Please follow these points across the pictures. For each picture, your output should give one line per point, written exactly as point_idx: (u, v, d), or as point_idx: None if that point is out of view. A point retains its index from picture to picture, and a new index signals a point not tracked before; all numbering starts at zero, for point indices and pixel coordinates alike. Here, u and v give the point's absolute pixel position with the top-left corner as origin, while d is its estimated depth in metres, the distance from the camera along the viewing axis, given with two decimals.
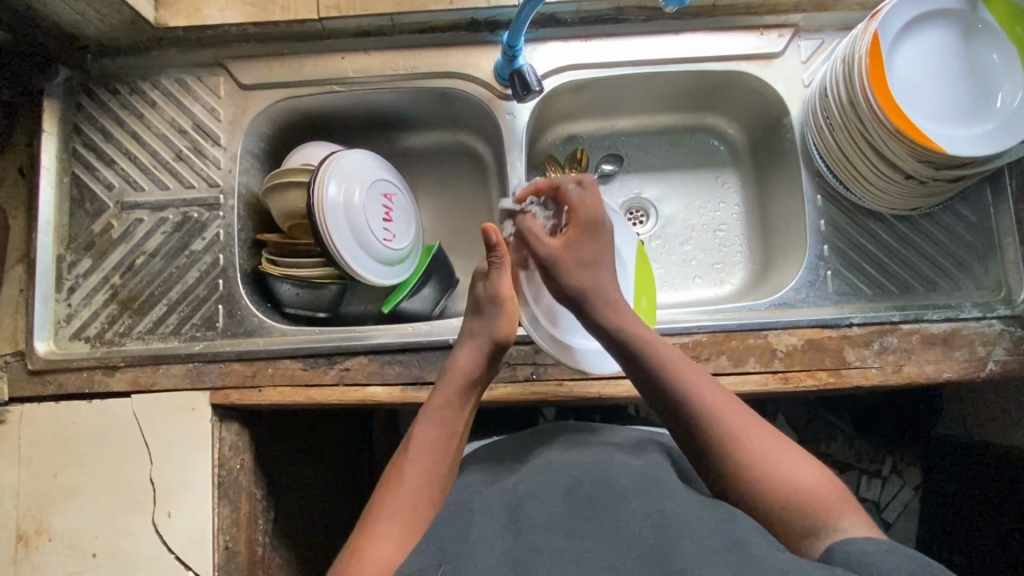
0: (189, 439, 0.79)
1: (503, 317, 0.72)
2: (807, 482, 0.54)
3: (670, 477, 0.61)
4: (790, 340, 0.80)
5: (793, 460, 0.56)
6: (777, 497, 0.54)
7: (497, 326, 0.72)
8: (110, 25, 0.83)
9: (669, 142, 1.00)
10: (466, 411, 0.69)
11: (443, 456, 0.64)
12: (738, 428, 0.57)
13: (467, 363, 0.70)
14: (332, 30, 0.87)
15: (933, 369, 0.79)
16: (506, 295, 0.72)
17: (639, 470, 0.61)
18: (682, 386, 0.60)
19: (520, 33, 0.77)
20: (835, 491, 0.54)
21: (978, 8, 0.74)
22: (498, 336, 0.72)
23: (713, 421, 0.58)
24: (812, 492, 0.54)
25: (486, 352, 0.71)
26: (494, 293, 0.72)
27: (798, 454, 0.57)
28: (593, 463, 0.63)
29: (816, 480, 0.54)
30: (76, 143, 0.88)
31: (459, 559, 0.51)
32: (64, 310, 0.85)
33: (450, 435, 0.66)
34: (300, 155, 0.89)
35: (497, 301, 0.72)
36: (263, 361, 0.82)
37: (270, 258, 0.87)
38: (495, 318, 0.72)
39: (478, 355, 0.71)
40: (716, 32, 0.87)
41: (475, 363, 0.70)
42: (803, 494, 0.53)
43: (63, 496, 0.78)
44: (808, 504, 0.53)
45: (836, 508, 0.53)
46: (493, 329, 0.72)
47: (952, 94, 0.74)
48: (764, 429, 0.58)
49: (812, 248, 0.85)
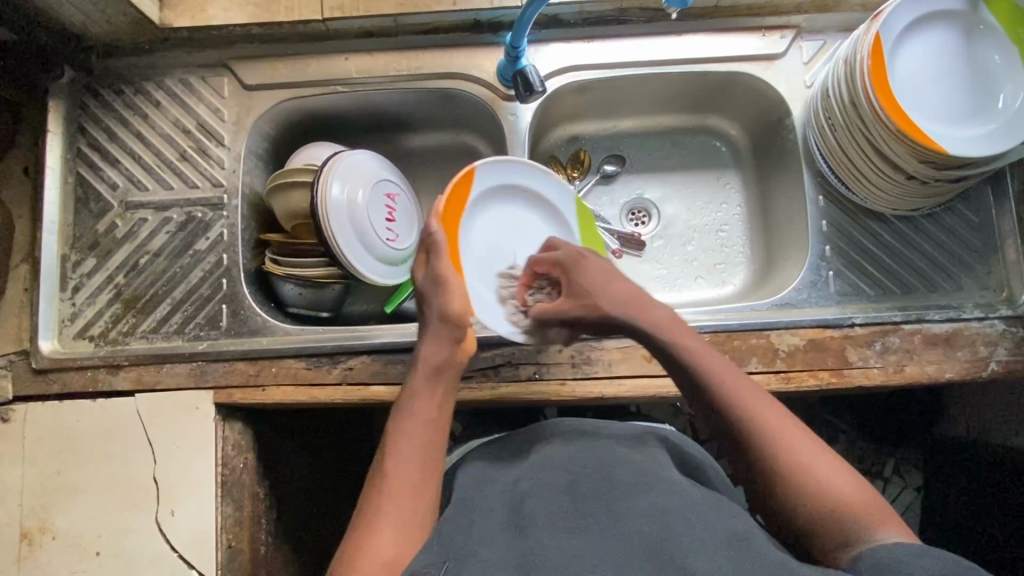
0: (192, 438, 0.79)
1: (448, 293, 0.69)
2: (844, 492, 0.54)
3: (669, 471, 0.61)
4: (792, 341, 0.80)
5: (831, 469, 0.55)
6: (814, 505, 0.54)
7: (446, 303, 0.69)
8: (115, 26, 0.83)
9: (670, 143, 1.01)
10: (440, 395, 0.66)
11: (424, 445, 0.62)
12: (779, 434, 0.57)
13: (431, 351, 0.68)
14: (336, 31, 0.88)
15: (935, 369, 0.79)
16: (447, 271, 0.70)
17: (638, 464, 0.61)
18: (726, 388, 0.60)
19: (523, 34, 0.77)
20: (872, 503, 0.53)
21: (980, 10, 0.74)
22: (451, 311, 0.69)
23: (755, 425, 0.57)
24: (849, 502, 0.53)
25: (448, 334, 0.68)
26: (435, 276, 0.70)
27: (837, 464, 0.56)
28: (596, 457, 0.63)
29: (852, 490, 0.54)
30: (81, 142, 0.88)
31: (463, 555, 0.52)
32: (69, 309, 0.86)
33: (427, 422, 0.64)
34: (304, 155, 0.90)
35: (440, 282, 0.70)
36: (266, 361, 0.82)
37: (273, 257, 0.87)
38: (441, 298, 0.69)
39: (439, 340, 0.68)
40: (718, 33, 0.87)
41: (438, 347, 0.68)
42: (840, 505, 0.53)
43: (67, 494, 0.79)
44: (843, 514, 0.53)
45: (873, 519, 0.52)
46: (442, 307, 0.69)
47: (954, 96, 0.74)
48: (802, 434, 0.58)
49: (814, 248, 0.85)
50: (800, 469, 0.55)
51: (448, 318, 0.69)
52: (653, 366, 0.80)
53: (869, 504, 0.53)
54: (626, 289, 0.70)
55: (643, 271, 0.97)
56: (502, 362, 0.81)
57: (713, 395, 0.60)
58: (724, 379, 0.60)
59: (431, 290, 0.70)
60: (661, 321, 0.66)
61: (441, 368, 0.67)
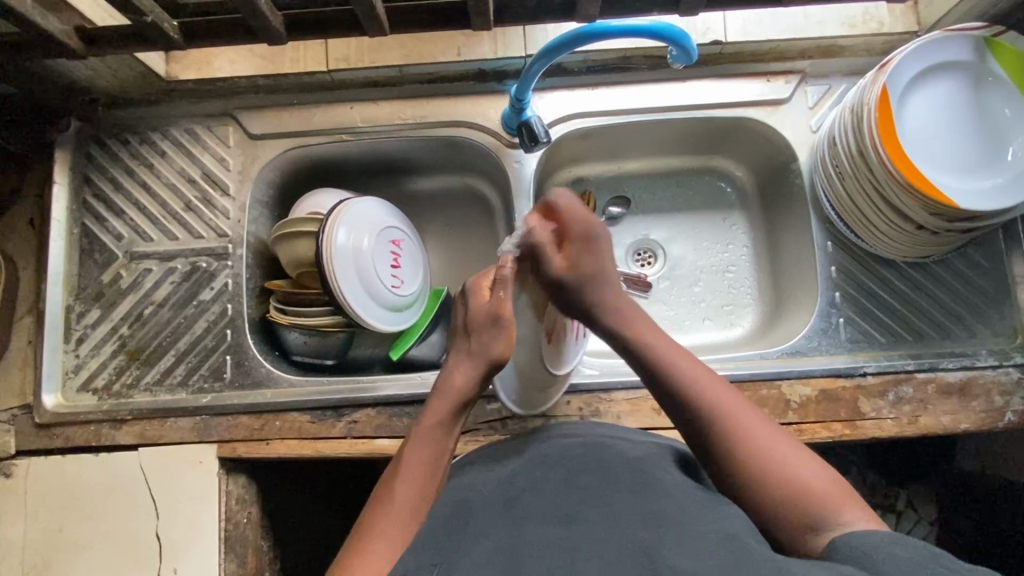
0: (195, 491, 0.78)
1: (504, 338, 0.67)
2: (809, 477, 0.54)
3: (672, 472, 0.57)
4: (803, 391, 0.79)
5: (799, 456, 0.56)
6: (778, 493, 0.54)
7: (495, 344, 0.67)
8: (121, 79, 0.84)
9: (676, 184, 1.00)
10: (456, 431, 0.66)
11: (430, 474, 0.62)
12: (764, 456, 0.56)
13: (464, 381, 0.67)
14: (341, 80, 0.88)
15: (950, 420, 0.77)
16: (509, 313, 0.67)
17: (638, 462, 0.58)
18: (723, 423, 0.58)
19: (528, 86, 0.77)
20: (837, 487, 0.53)
21: (987, 60, 0.73)
22: (496, 356, 0.67)
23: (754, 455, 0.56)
24: (811, 486, 0.53)
25: (486, 373, 0.67)
26: (493, 313, 0.67)
27: (806, 457, 0.56)
28: (592, 451, 0.60)
29: (820, 476, 0.54)
30: (87, 193, 0.88)
31: (453, 560, 0.50)
32: (72, 361, 0.85)
33: (440, 454, 0.64)
34: (309, 203, 0.89)
35: (499, 322, 0.67)
36: (270, 415, 0.81)
37: (278, 306, 0.86)
38: (494, 336, 0.67)
39: (474, 374, 0.67)
40: (723, 78, 0.87)
41: (475, 380, 0.67)
42: (805, 487, 0.53)
43: (71, 551, 0.78)
44: (803, 494, 0.53)
45: (840, 501, 0.52)
46: (490, 346, 0.67)
47: (961, 146, 0.74)
48: (794, 450, 0.56)
49: (824, 294, 0.84)
50: (768, 458, 0.56)
51: (496, 363, 0.67)
52: (662, 418, 0.79)
53: (834, 486, 0.53)
54: (608, 295, 0.68)
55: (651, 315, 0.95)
56: (509, 415, 0.80)
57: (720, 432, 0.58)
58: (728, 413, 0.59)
59: (490, 324, 0.67)
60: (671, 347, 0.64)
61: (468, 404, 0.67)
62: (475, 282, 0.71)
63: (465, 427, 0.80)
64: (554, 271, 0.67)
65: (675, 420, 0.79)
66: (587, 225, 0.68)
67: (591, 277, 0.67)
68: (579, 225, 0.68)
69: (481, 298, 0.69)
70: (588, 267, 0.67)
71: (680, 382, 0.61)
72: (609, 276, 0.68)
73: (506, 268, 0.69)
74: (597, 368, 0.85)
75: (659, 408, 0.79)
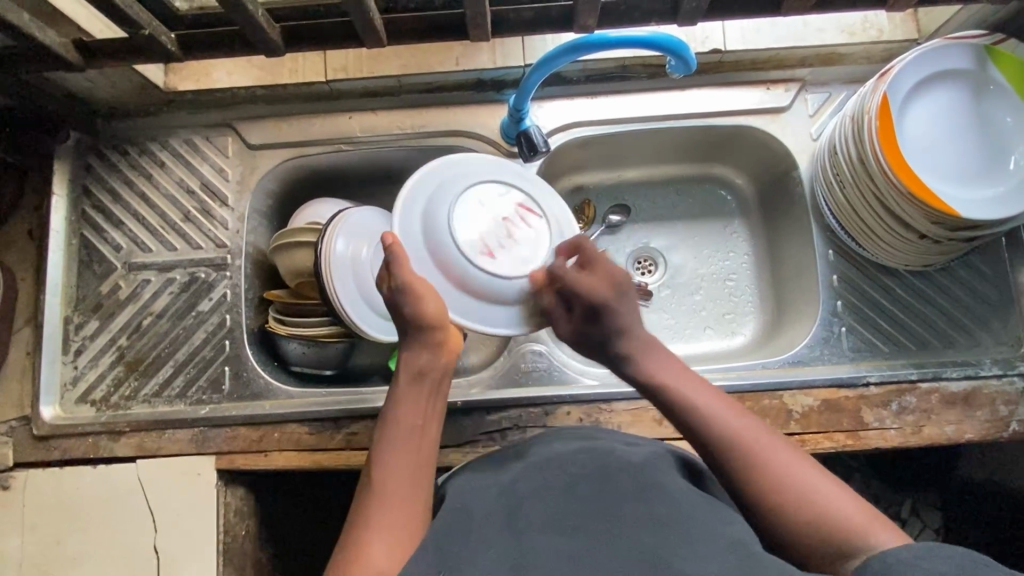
0: (193, 503, 0.78)
1: (416, 299, 0.64)
2: (839, 506, 0.51)
3: (673, 477, 0.56)
4: (806, 401, 0.78)
5: (831, 487, 0.53)
6: (811, 528, 0.51)
7: (416, 310, 0.64)
8: (120, 91, 0.84)
9: (677, 192, 0.99)
10: (425, 401, 0.63)
11: (411, 450, 0.59)
12: (793, 491, 0.53)
13: (412, 357, 0.64)
14: (339, 90, 0.88)
15: (954, 430, 0.77)
16: (414, 279, 0.65)
17: (638, 467, 0.57)
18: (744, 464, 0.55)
19: (527, 97, 0.77)
20: (868, 514, 0.51)
21: (988, 68, 0.73)
22: (423, 317, 0.64)
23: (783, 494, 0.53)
24: (841, 516, 0.51)
25: (425, 337, 0.64)
26: (392, 285, 0.64)
27: (833, 485, 0.53)
28: (594, 455, 0.59)
29: (851, 505, 0.51)
30: (85, 204, 0.88)
31: (460, 564, 0.47)
32: (71, 372, 0.85)
33: (412, 430, 0.60)
34: (308, 214, 0.89)
35: (410, 292, 0.64)
36: (269, 426, 0.81)
37: (277, 316, 0.86)
38: (411, 306, 0.64)
39: (417, 344, 0.64)
40: (722, 87, 0.87)
41: (418, 348, 0.64)
42: (836, 519, 0.51)
43: (69, 564, 0.77)
44: (837, 528, 0.50)
45: (870, 527, 0.50)
46: (413, 314, 0.64)
47: (964, 157, 0.73)
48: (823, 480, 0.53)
49: (826, 303, 0.84)
50: (795, 492, 0.53)
51: (424, 322, 0.64)
52: (663, 429, 0.79)
53: (859, 511, 0.51)
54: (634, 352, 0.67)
55: (651, 322, 0.94)
56: (509, 426, 0.79)
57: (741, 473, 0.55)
58: (746, 453, 0.55)
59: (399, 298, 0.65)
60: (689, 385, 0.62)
61: (422, 373, 0.63)
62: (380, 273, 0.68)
63: (465, 439, 0.79)
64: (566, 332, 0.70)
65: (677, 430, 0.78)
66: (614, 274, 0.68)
67: (612, 335, 0.67)
68: (597, 281, 0.68)
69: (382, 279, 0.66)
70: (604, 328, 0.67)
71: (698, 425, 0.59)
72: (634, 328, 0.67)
73: (392, 248, 0.65)
74: (598, 378, 0.84)
75: (659, 419, 0.79)
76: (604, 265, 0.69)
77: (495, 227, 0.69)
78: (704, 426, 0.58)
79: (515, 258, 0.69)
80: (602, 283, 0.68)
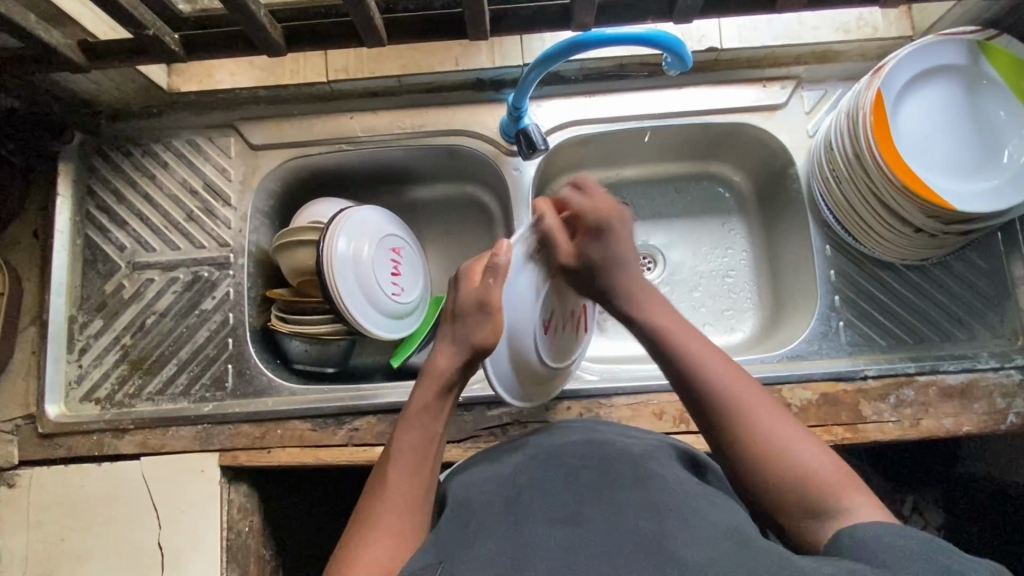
0: (197, 501, 0.79)
1: (490, 325, 0.63)
2: (811, 462, 0.52)
3: (672, 467, 0.57)
4: (804, 395, 0.79)
5: (805, 442, 0.53)
6: (783, 478, 0.52)
7: (480, 332, 0.63)
8: (124, 92, 0.85)
9: (675, 190, 1.00)
10: (445, 416, 0.63)
11: (425, 463, 0.59)
12: (766, 440, 0.53)
13: (445, 364, 0.63)
14: (340, 91, 0.89)
15: (952, 422, 0.77)
16: (497, 303, 0.63)
17: (637, 459, 0.57)
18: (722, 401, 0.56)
19: (525, 95, 0.78)
20: (842, 475, 0.51)
21: (981, 62, 0.74)
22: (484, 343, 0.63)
23: (756, 437, 0.54)
24: (813, 471, 0.51)
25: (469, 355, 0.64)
26: (484, 303, 0.63)
27: (810, 442, 0.54)
28: (594, 449, 0.59)
29: (825, 464, 0.52)
30: (90, 204, 0.89)
31: (460, 555, 0.48)
32: (75, 371, 0.86)
33: (428, 441, 0.60)
34: (310, 212, 0.89)
35: (488, 311, 0.63)
36: (272, 423, 0.82)
37: (279, 314, 0.87)
38: (479, 324, 0.63)
39: (457, 355, 0.64)
40: (719, 85, 0.87)
41: (458, 366, 0.63)
42: (806, 473, 0.51)
43: (74, 561, 0.78)
44: (808, 482, 0.51)
45: (842, 488, 0.50)
46: (475, 334, 0.63)
47: (958, 150, 0.74)
48: (798, 434, 0.54)
49: (823, 298, 0.84)
50: (769, 441, 0.53)
51: (483, 351, 0.63)
52: (663, 423, 0.79)
53: (833, 469, 0.51)
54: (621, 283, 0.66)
55: None
56: (510, 421, 0.80)
57: (716, 410, 0.56)
58: (727, 390, 0.56)
59: (478, 313, 0.63)
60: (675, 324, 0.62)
61: (451, 387, 0.63)
62: (459, 270, 0.67)
63: (466, 434, 0.80)
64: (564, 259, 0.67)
65: (676, 424, 0.79)
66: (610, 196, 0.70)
67: (602, 260, 0.67)
68: (594, 204, 0.69)
69: (472, 284, 0.65)
70: (595, 254, 0.67)
71: (681, 362, 0.59)
72: (625, 262, 0.67)
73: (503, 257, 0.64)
74: (597, 374, 0.85)
75: (659, 413, 0.80)
76: (603, 191, 0.70)
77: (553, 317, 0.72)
78: (689, 364, 0.59)
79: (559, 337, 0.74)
80: (599, 205, 0.69)
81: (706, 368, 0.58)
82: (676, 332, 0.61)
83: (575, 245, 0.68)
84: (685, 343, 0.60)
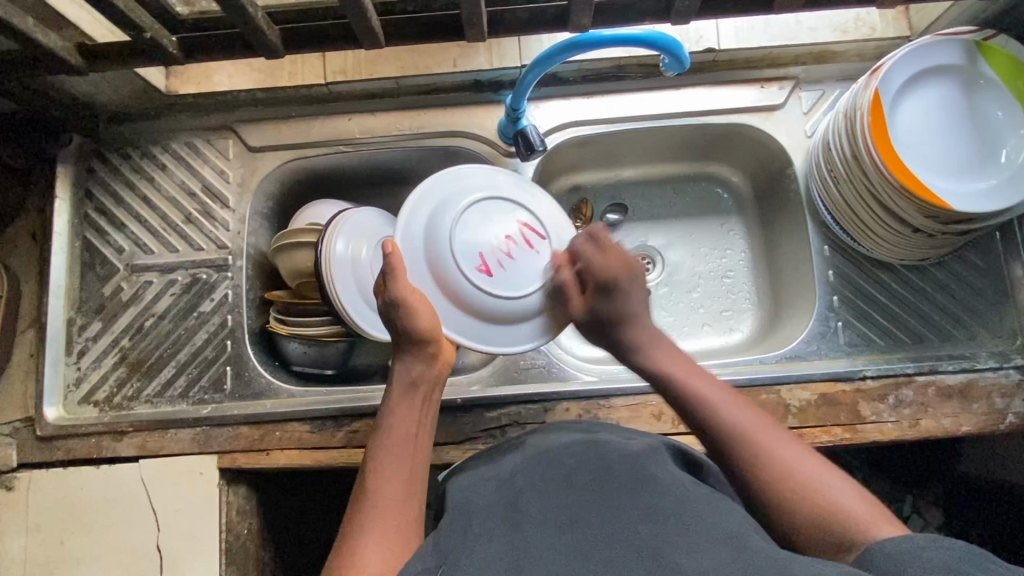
0: (196, 503, 0.78)
1: (413, 314, 0.66)
2: (838, 497, 0.52)
3: (670, 469, 0.57)
4: (803, 395, 0.79)
5: (828, 475, 0.53)
6: (812, 516, 0.51)
7: (411, 325, 0.66)
8: (122, 94, 0.85)
9: (674, 191, 1.00)
10: (420, 410, 0.63)
11: (406, 460, 0.59)
12: (793, 479, 0.53)
13: (404, 368, 0.65)
14: (338, 92, 0.89)
15: (952, 423, 0.77)
16: (406, 293, 0.66)
17: (634, 460, 0.57)
18: (744, 445, 0.56)
19: (523, 96, 0.78)
20: (870, 507, 0.51)
21: (979, 63, 0.74)
22: (419, 331, 0.65)
23: (780, 477, 0.54)
24: (842, 506, 0.51)
25: (420, 350, 0.66)
26: (395, 301, 0.66)
27: (834, 475, 0.53)
28: (593, 449, 0.59)
29: (852, 498, 0.52)
30: (88, 207, 0.89)
31: (458, 558, 0.47)
32: (74, 373, 0.86)
33: (407, 439, 0.60)
34: (309, 214, 0.89)
35: (402, 305, 0.66)
36: (271, 425, 0.82)
37: (278, 317, 0.87)
38: (405, 320, 0.66)
39: (412, 355, 0.66)
40: (717, 86, 0.88)
41: (412, 364, 0.65)
42: (835, 508, 0.51)
43: (72, 564, 0.78)
44: (837, 517, 0.51)
45: (872, 520, 0.50)
46: (408, 329, 0.65)
47: (956, 151, 0.74)
48: (821, 467, 0.54)
49: (822, 299, 0.84)
50: (794, 479, 0.53)
51: (421, 337, 0.66)
52: (662, 424, 0.79)
53: (861, 503, 0.51)
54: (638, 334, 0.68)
55: None
56: (509, 422, 0.80)
57: (740, 453, 0.56)
58: (748, 432, 0.57)
59: (393, 313, 0.66)
60: (690, 371, 0.64)
61: (417, 382, 0.64)
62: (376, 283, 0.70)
63: (465, 435, 0.80)
64: (576, 312, 0.71)
65: (675, 425, 0.79)
66: (621, 251, 0.71)
67: (613, 318, 0.69)
68: (605, 259, 0.70)
69: (381, 294, 0.68)
70: (606, 312, 0.69)
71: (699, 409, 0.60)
72: (640, 315, 0.69)
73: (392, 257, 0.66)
74: (596, 375, 0.85)
75: (658, 414, 0.79)
76: (615, 245, 0.71)
77: (498, 246, 0.72)
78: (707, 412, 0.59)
79: (508, 274, 0.72)
80: (610, 260, 0.70)
81: (723, 413, 0.59)
82: (691, 379, 0.63)
83: (585, 300, 0.71)
84: (700, 389, 0.62)
